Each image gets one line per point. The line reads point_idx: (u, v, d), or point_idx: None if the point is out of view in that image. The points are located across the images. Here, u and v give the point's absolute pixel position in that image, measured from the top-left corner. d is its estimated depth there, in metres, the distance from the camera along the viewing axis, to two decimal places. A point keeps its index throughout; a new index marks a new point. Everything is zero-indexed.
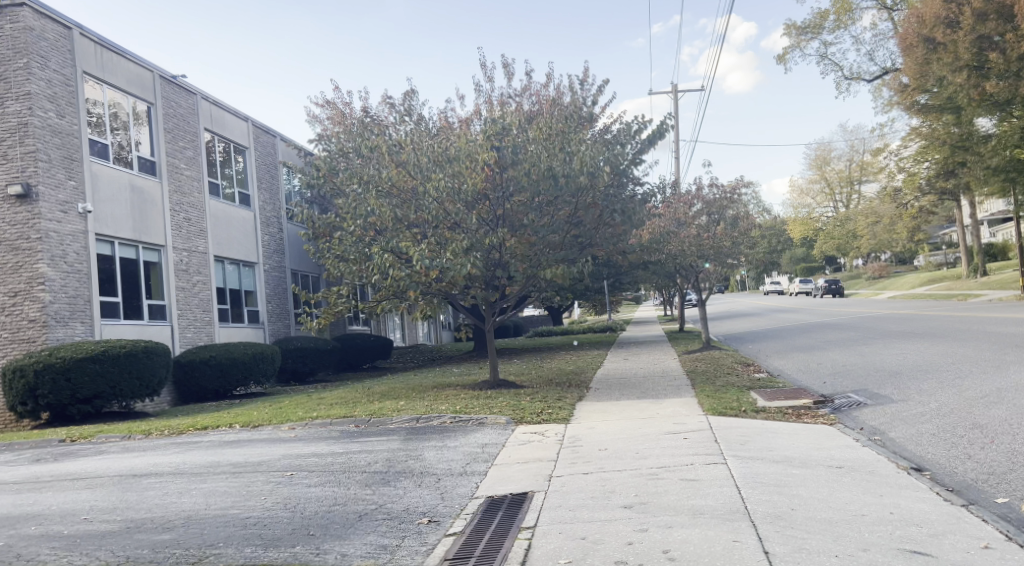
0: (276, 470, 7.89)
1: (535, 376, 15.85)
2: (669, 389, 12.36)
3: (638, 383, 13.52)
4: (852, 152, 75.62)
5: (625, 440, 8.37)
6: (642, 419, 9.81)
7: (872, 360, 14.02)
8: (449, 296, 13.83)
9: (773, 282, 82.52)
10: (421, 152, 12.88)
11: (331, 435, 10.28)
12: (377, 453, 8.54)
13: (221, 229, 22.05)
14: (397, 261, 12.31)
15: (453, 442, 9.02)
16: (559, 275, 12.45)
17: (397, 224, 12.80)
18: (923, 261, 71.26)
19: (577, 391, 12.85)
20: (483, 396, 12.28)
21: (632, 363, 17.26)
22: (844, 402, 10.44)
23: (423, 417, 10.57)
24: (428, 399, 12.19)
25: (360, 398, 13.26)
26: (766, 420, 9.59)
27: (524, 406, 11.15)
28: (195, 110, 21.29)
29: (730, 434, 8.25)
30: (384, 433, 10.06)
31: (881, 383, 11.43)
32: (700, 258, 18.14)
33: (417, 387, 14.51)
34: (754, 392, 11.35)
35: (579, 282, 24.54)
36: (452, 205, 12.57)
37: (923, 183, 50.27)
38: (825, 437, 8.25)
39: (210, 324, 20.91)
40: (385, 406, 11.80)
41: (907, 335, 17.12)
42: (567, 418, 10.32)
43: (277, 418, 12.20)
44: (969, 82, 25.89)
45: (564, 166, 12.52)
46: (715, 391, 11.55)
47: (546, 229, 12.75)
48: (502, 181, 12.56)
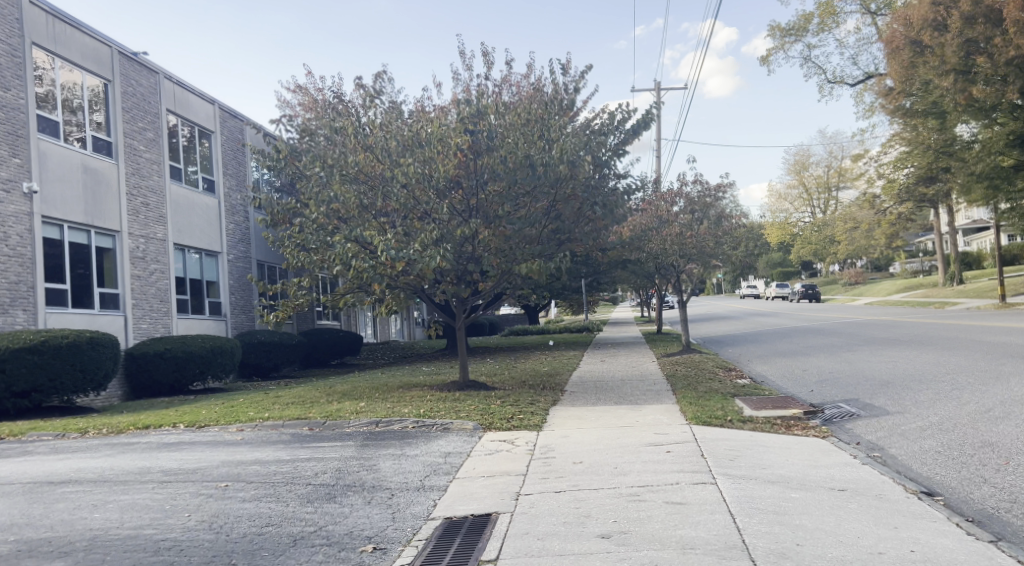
0: (210, 481, 7.00)
1: (508, 377, 15.03)
2: (648, 395, 11.62)
3: (615, 387, 12.76)
4: (831, 158, 75.67)
5: (602, 452, 7.59)
6: (620, 428, 9.04)
7: (860, 367, 13.39)
8: (417, 291, 12.94)
9: (749, 286, 82.46)
10: (390, 135, 12.03)
11: (281, 438, 9.38)
12: (326, 462, 7.67)
13: (182, 216, 20.97)
14: (361, 252, 11.42)
15: (412, 450, 8.18)
16: (536, 270, 11.60)
17: (361, 211, 11.91)
18: (899, 268, 71.48)
19: (551, 395, 12.04)
20: (451, 398, 11.42)
21: (609, 365, 16.51)
22: (836, 412, 9.75)
23: (383, 421, 9.70)
24: (391, 400, 11.30)
25: (318, 398, 12.34)
26: (753, 431, 8.87)
27: (493, 410, 10.34)
28: (156, 90, 20.19)
29: (717, 448, 7.51)
30: (338, 438, 9.17)
31: (873, 393, 10.76)
32: (681, 258, 17.44)
33: (382, 387, 13.59)
34: (739, 399, 10.64)
35: (556, 280, 23.78)
36: (422, 192, 11.71)
37: (902, 189, 50.14)
38: (820, 452, 7.53)
39: (167, 315, 19.84)
40: (343, 408, 10.91)
41: (894, 343, 16.53)
42: (539, 425, 9.51)
43: (226, 418, 11.23)
44: (956, 86, 25.28)
45: (543, 153, 11.72)
46: (698, 397, 10.82)
47: (522, 222, 11.91)
48: (476, 168, 11.74)
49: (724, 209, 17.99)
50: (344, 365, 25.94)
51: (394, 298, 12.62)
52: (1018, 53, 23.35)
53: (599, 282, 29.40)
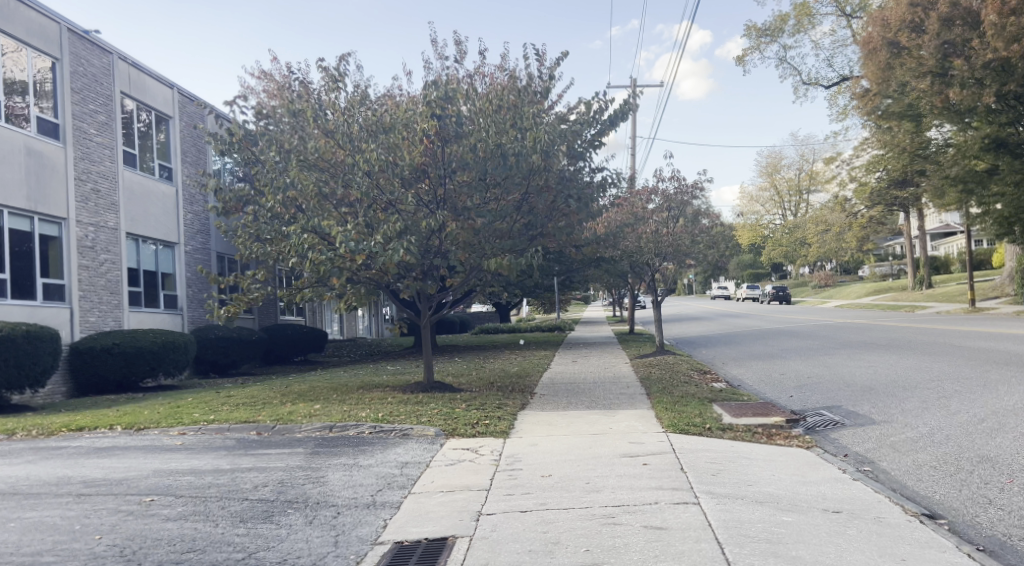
0: (135, 495, 6.23)
1: (475, 377, 14.33)
2: (622, 399, 11.03)
3: (587, 390, 12.15)
4: (803, 161, 76.09)
5: (573, 464, 6.95)
6: (592, 436, 8.42)
7: (839, 372, 12.96)
8: (380, 286, 12.18)
9: (720, 287, 82.61)
10: (352, 120, 11.26)
11: (225, 444, 8.60)
12: (269, 473, 6.93)
13: (137, 204, 19.96)
14: (319, 243, 10.65)
15: (366, 460, 7.47)
16: (506, 267, 10.89)
17: (320, 200, 11.11)
18: (868, 271, 72.09)
19: (520, 398, 11.39)
20: (414, 401, 10.71)
21: (581, 366, 15.91)
22: (819, 420, 9.22)
23: (338, 426, 8.97)
24: (349, 403, 10.55)
25: (272, 399, 11.54)
26: (734, 440, 8.32)
27: (457, 414, 9.65)
28: (110, 71, 19.17)
29: (697, 461, 6.91)
30: (287, 445, 8.42)
31: (856, 400, 10.27)
32: (656, 257, 16.91)
33: (341, 388, 12.82)
34: (717, 405, 10.09)
35: (527, 278, 23.13)
36: (386, 181, 10.96)
37: (873, 193, 50.34)
38: (807, 466, 6.97)
39: (119, 308, 18.84)
40: (297, 410, 10.14)
41: (872, 347, 16.16)
42: (506, 431, 8.84)
43: (169, 419, 10.39)
44: (932, 88, 25.35)
45: (515, 142, 11.02)
46: (674, 403, 10.23)
47: (492, 215, 11.19)
48: (443, 156, 11.00)
49: (701, 207, 17.49)
50: (307, 363, 25.06)
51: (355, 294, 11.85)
52: (995, 55, 23.30)
53: (571, 281, 28.81)
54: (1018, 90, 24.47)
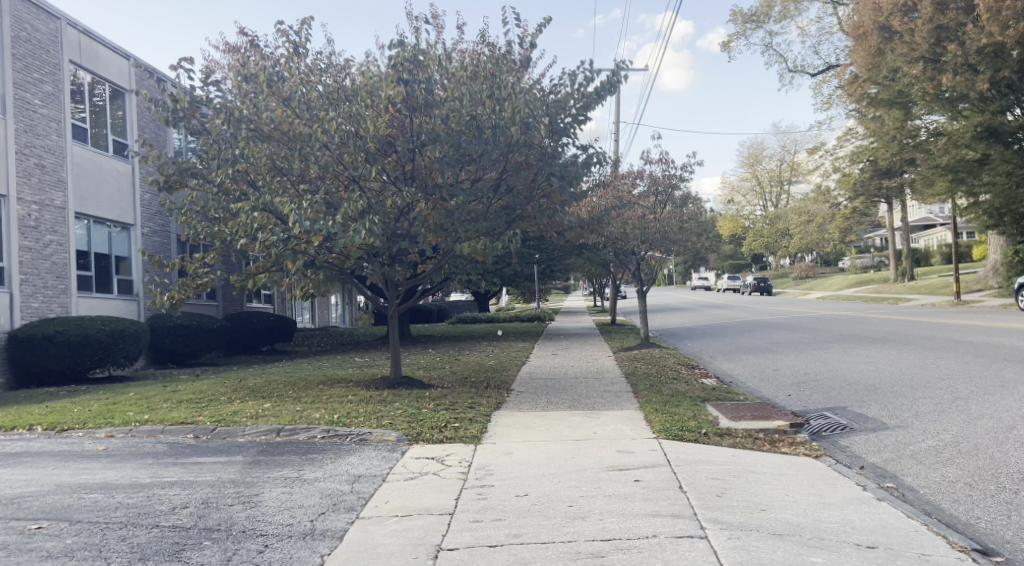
0: (20, 519, 5.12)
1: (448, 371, 13.28)
2: (606, 397, 10.06)
3: (568, 387, 11.17)
4: (784, 152, 75.50)
5: (552, 479, 5.94)
6: (574, 442, 7.43)
7: (838, 368, 12.09)
8: (344, 272, 11.10)
9: (700, 277, 82.07)
10: (311, 86, 10.10)
11: (154, 450, 7.48)
12: (193, 490, 5.85)
13: (88, 182, 18.65)
14: (271, 222, 9.51)
15: (313, 472, 6.40)
16: (480, 252, 9.79)
17: (275, 175, 10.01)
18: (848, 263, 71.81)
19: (495, 396, 10.37)
20: (378, 399, 9.67)
21: (561, 360, 14.93)
22: (825, 424, 8.29)
23: (286, 430, 7.90)
24: (304, 401, 9.47)
25: (221, 396, 10.40)
26: (733, 448, 7.36)
27: (423, 415, 8.60)
28: (57, 37, 17.81)
29: (697, 476, 5.93)
30: (224, 452, 7.33)
31: (862, 401, 9.37)
32: (642, 244, 15.93)
33: (301, 383, 11.73)
34: (710, 406, 9.13)
35: (506, 265, 22.06)
36: (349, 156, 9.84)
37: (857, 184, 49.84)
38: (823, 483, 6.01)
39: (66, 293, 17.58)
40: (244, 409, 9.03)
41: (867, 341, 15.32)
42: (477, 436, 7.82)
43: (100, 418, 9.24)
44: (924, 75, 24.58)
45: (492, 114, 9.99)
46: (664, 402, 9.28)
47: (466, 193, 10.07)
48: (411, 126, 9.91)
49: (688, 191, 16.54)
50: (274, 353, 23.88)
51: (311, 281, 10.70)
52: (990, 40, 22.57)
53: (552, 269, 27.78)
54: (1012, 77, 23.74)
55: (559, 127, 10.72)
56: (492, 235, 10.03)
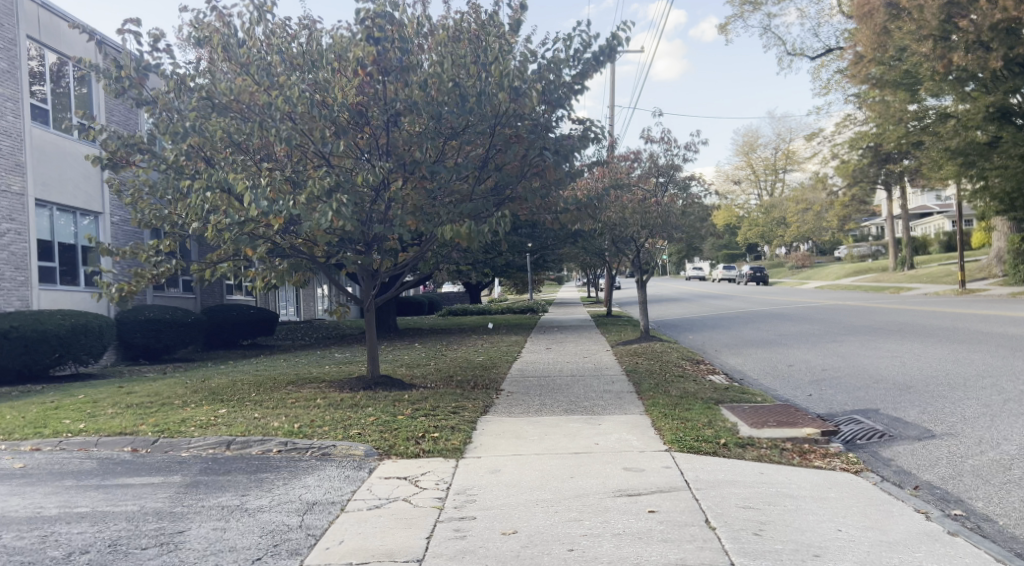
0: None
1: (432, 369, 12.12)
2: (607, 399, 8.97)
3: (563, 387, 10.07)
4: (779, 139, 74.29)
5: (549, 510, 4.84)
6: (573, 456, 6.34)
7: (859, 364, 11.05)
8: (315, 260, 9.95)
9: (694, 267, 80.99)
10: (273, 50, 8.92)
11: (78, 468, 6.31)
12: (104, 526, 4.71)
13: (49, 166, 17.38)
14: (226, 203, 8.33)
15: (260, 500, 5.28)
16: (465, 236, 8.61)
17: (232, 151, 8.82)
18: (845, 251, 70.83)
19: (483, 398, 9.24)
20: (349, 403, 8.51)
21: (555, 355, 13.79)
22: (858, 432, 7.25)
23: (238, 443, 6.77)
24: (264, 407, 8.30)
25: (174, 400, 9.22)
26: (759, 462, 6.30)
27: (399, 423, 7.48)
28: (13, 10, 16.49)
29: (724, 504, 4.85)
30: (159, 470, 6.18)
31: (895, 402, 8.29)
32: (642, 230, 14.80)
33: (268, 384, 10.55)
34: (726, 410, 8.06)
35: (498, 254, 20.83)
36: (316, 128, 8.68)
37: (855, 170, 48.76)
38: (877, 511, 4.93)
39: (26, 285, 16.36)
40: (195, 417, 7.87)
41: (883, 334, 14.27)
42: (459, 449, 6.70)
43: (30, 426, 8.04)
44: (934, 53, 23.37)
45: (477, 80, 8.88)
46: (672, 406, 8.18)
47: (447, 170, 8.92)
48: (385, 94, 8.74)
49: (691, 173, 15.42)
50: (253, 348, 22.70)
51: (275, 270, 9.39)
52: (1005, 16, 21.49)
53: (545, 259, 26.69)
54: None
55: (552, 96, 9.57)
56: (476, 209, 8.88)
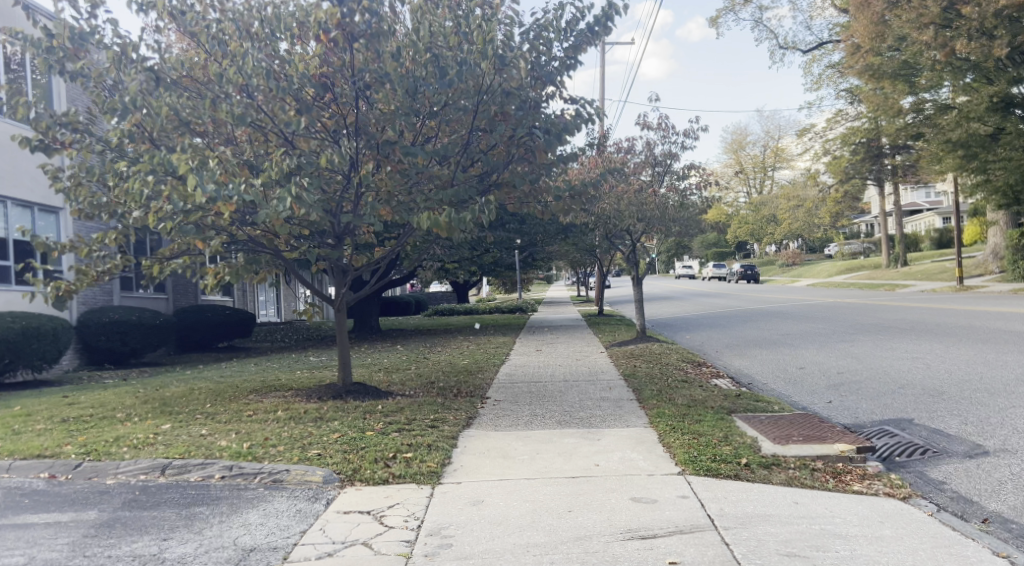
0: None
1: (412, 374, 11.12)
2: (606, 409, 8.00)
3: (556, 394, 9.09)
4: (769, 136, 73.67)
5: (544, 561, 3.84)
6: (570, 482, 5.35)
7: (877, 367, 10.15)
8: (279, 256, 8.89)
9: (684, 265, 80.23)
10: (226, 15, 7.82)
11: None
12: None
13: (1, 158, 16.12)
14: (171, 189, 7.24)
15: (184, 548, 4.24)
16: (444, 225, 7.56)
17: (180, 130, 7.73)
18: (835, 249, 70.31)
19: (466, 408, 8.23)
20: (313, 416, 7.47)
21: (546, 358, 12.80)
22: (893, 447, 6.33)
23: (176, 468, 5.72)
24: (216, 422, 7.24)
25: (117, 413, 8.14)
26: (788, 487, 5.35)
27: (368, 440, 6.44)
28: None
29: (762, 551, 3.88)
30: (73, 504, 5.12)
31: (931, 411, 7.37)
32: (637, 223, 13.84)
33: (228, 393, 9.49)
34: (742, 422, 7.09)
35: (486, 250, 19.85)
36: (277, 106, 7.67)
37: (847, 166, 48.10)
38: (949, 555, 3.98)
39: None
40: (134, 434, 6.80)
41: (895, 333, 13.41)
42: (435, 473, 5.69)
43: None
44: (935, 41, 22.57)
45: (457, 50, 7.83)
46: (680, 418, 7.20)
47: (425, 152, 7.87)
48: (353, 64, 7.67)
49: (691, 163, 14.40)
50: (228, 350, 21.57)
51: (233, 265, 8.34)
52: (1009, 2, 20.71)
53: (533, 257, 25.72)
54: None
55: (543, 71, 8.53)
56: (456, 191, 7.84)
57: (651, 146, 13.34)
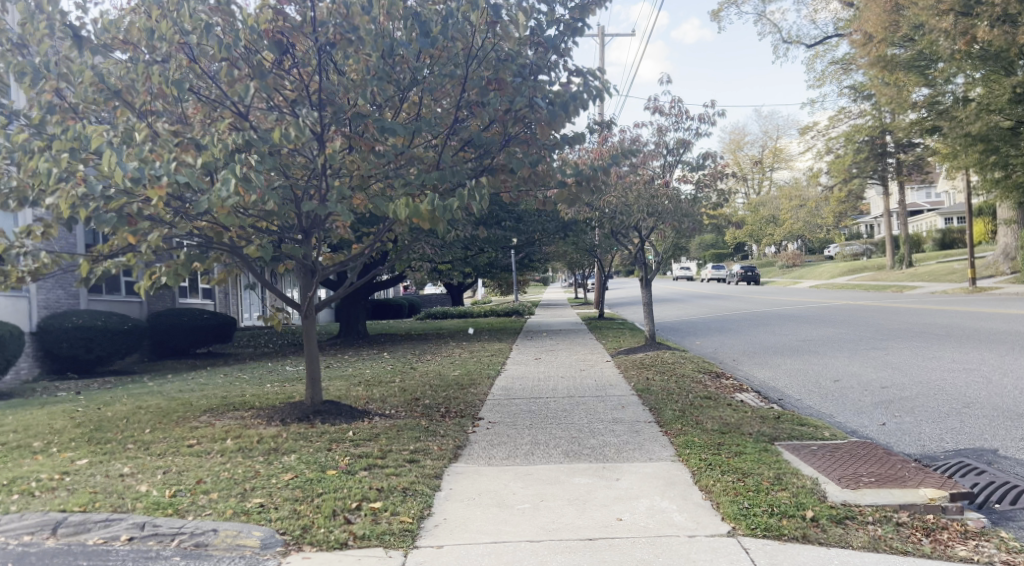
0: None
1: (395, 389, 9.80)
2: (622, 435, 6.71)
3: (561, 415, 7.79)
4: (767, 136, 72.42)
5: None
6: (588, 549, 4.04)
7: (927, 380, 8.88)
8: (235, 254, 7.53)
9: (682, 267, 78.94)
10: None
11: None
12: None
13: None
14: (90, 169, 5.87)
15: None
16: (426, 215, 6.23)
17: (110, 100, 6.41)
18: (836, 250, 69.08)
19: (454, 434, 6.90)
20: (267, 447, 6.12)
21: (547, 368, 11.51)
22: (989, 489, 5.03)
23: (71, 526, 4.36)
24: (146, 457, 5.88)
25: (35, 442, 6.77)
26: (876, 554, 4.04)
27: (329, 482, 5.09)
28: None
29: None
30: None
31: (1017, 440, 6.09)
32: (647, 218, 12.56)
33: (178, 413, 8.14)
34: (791, 455, 5.78)
35: (480, 250, 18.58)
36: (224, 70, 6.35)
37: (851, 165, 46.92)
38: None
39: None
40: (38, 473, 5.44)
41: (932, 339, 12.16)
42: (411, 533, 4.35)
43: None
44: (955, 29, 21.35)
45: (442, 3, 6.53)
46: (715, 450, 5.88)
47: (403, 126, 6.55)
48: (316, 19, 6.37)
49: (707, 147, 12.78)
50: (205, 357, 20.19)
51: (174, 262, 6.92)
52: None
53: (530, 257, 24.45)
54: None
55: (545, 36, 7.09)
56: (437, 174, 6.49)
57: (660, 132, 12.03)
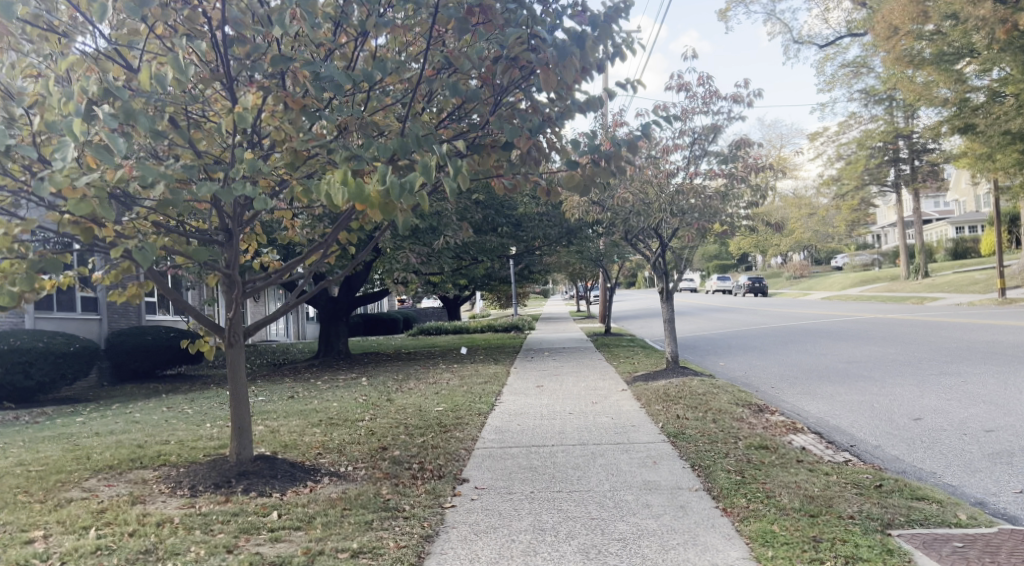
0: None
1: (360, 433, 7.73)
2: (664, 518, 4.69)
3: (573, 477, 5.73)
4: (772, 144, 70.32)
5: None
6: None
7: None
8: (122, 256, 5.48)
9: (686, 279, 76.80)
10: None
11: None
12: None
13: None
14: None
15: None
16: (374, 195, 4.15)
17: None
18: (846, 260, 66.93)
19: (424, 515, 4.85)
20: (139, 547, 4.08)
21: (551, 400, 9.50)
22: None
23: None
24: None
25: None
26: None
27: None
28: None
29: None
30: None
31: None
32: (668, 218, 10.57)
33: (63, 473, 6.10)
34: (929, 560, 3.75)
35: (475, 260, 16.58)
36: None
37: (863, 172, 44.82)
38: None
39: None
40: None
41: (1011, 363, 10.16)
42: None
43: None
44: (997, 14, 19.18)
45: None
46: (814, 556, 3.84)
47: (345, 71, 4.60)
48: None
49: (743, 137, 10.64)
50: (171, 380, 18.14)
51: (8, 269, 4.63)
52: None
53: (529, 268, 22.46)
54: None
55: None
56: (396, 145, 4.52)
57: (687, 110, 9.94)
